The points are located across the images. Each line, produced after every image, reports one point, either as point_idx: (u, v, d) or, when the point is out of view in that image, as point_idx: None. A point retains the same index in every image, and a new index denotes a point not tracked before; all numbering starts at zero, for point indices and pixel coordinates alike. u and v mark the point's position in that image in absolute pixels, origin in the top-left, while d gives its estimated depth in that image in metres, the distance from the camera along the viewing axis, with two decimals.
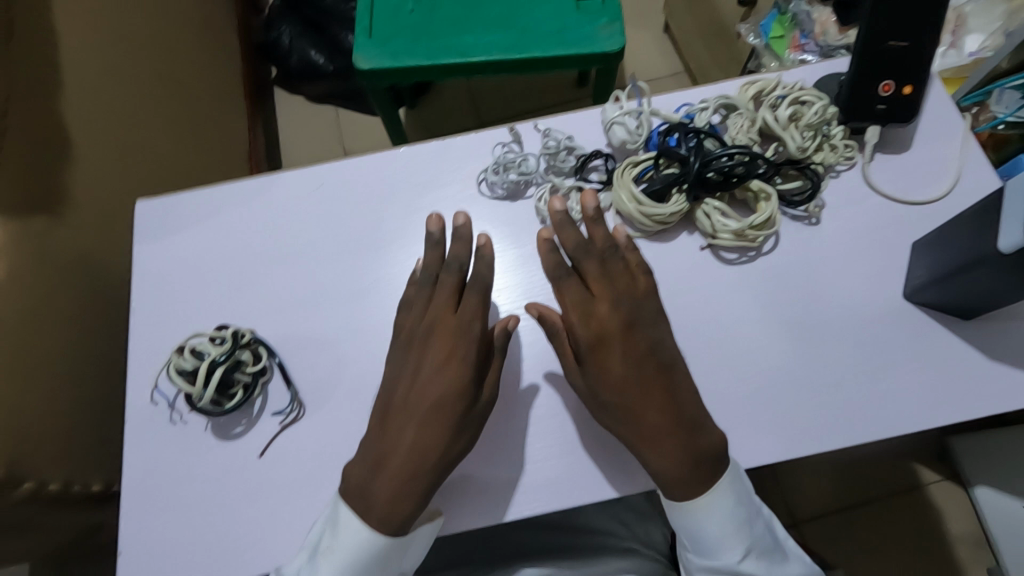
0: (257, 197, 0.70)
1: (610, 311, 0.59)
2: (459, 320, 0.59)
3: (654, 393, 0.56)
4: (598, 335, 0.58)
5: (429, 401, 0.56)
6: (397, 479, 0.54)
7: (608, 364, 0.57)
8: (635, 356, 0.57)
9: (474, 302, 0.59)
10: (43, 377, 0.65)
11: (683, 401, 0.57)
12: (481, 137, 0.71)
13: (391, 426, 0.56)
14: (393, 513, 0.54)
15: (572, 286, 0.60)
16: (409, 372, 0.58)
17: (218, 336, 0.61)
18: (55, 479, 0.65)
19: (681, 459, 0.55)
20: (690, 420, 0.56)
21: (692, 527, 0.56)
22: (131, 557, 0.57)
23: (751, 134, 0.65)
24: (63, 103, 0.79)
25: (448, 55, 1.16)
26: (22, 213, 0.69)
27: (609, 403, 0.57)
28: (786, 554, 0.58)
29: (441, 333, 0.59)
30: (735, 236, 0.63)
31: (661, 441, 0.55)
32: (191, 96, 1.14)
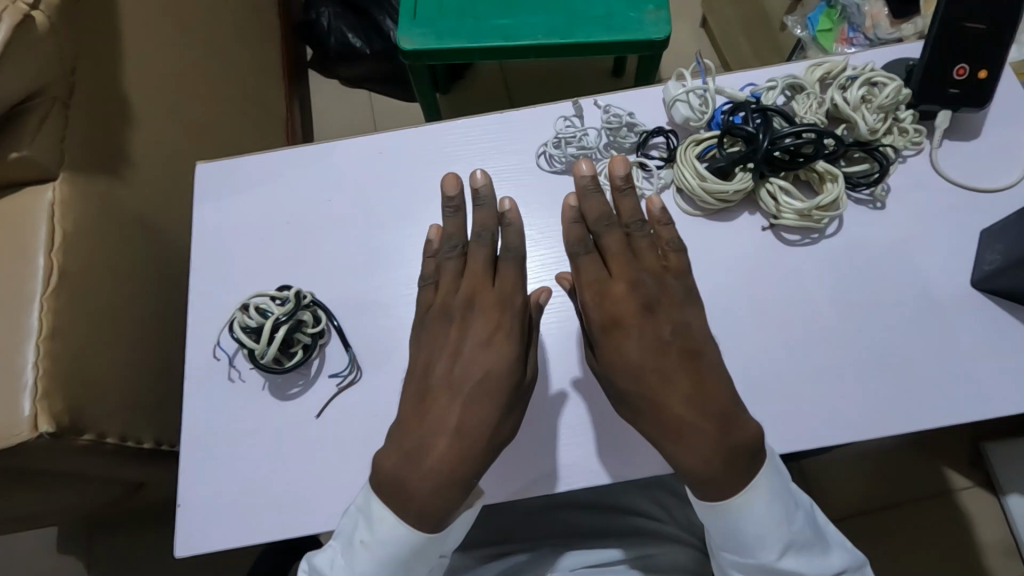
0: (316, 164, 0.70)
1: (628, 292, 0.56)
2: (500, 292, 0.57)
3: (676, 379, 0.53)
4: (614, 318, 0.55)
5: (474, 381, 0.53)
6: (443, 466, 0.51)
7: (624, 348, 0.54)
8: (653, 340, 0.54)
9: (509, 277, 0.58)
10: (98, 331, 0.66)
11: (713, 386, 0.53)
12: (542, 111, 0.71)
13: (434, 406, 0.53)
14: (438, 503, 0.50)
15: (590, 264, 0.57)
16: (447, 350, 0.55)
17: (281, 297, 0.62)
18: (112, 432, 0.66)
19: (708, 453, 0.51)
20: (725, 410, 0.52)
21: (723, 528, 0.53)
22: (190, 510, 0.58)
23: (820, 114, 0.64)
24: (123, 66, 0.80)
25: (491, 38, 1.15)
26: (88, 171, 0.69)
27: (627, 391, 0.54)
28: (828, 543, 0.54)
29: (484, 309, 0.56)
30: (799, 216, 0.62)
31: (684, 431, 0.51)
32: (237, 71, 1.15)
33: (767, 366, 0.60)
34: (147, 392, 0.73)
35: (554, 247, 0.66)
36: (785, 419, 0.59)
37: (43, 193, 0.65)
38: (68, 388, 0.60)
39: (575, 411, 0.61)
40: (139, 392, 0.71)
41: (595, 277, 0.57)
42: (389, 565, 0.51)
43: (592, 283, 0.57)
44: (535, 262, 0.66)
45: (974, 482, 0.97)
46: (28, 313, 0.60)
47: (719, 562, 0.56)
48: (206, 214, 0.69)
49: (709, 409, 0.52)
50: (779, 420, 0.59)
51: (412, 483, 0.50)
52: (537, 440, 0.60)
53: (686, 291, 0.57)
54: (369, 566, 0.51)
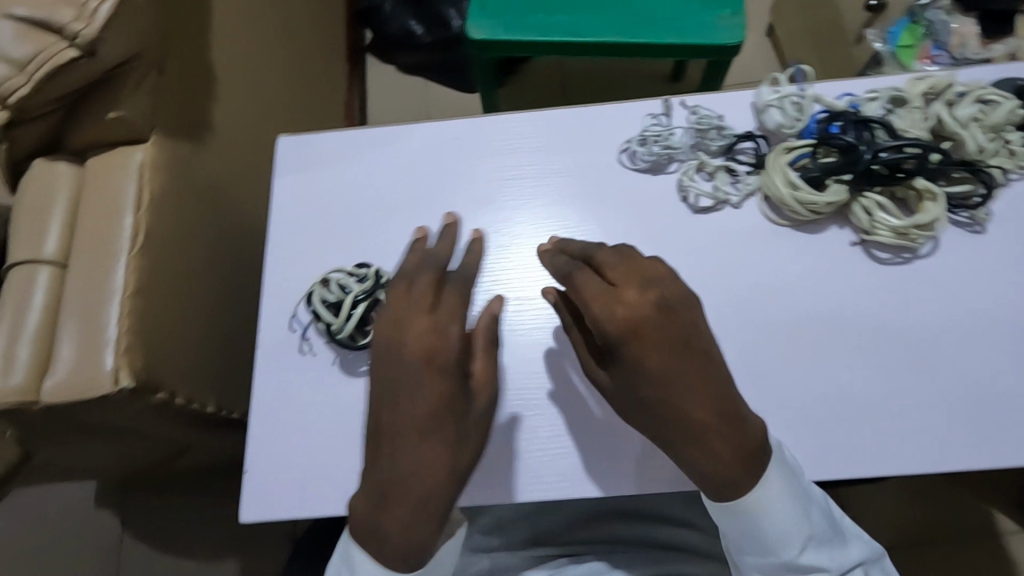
0: (395, 144, 0.70)
1: (640, 296, 0.51)
2: (436, 320, 0.52)
3: (699, 382, 0.50)
4: (633, 326, 0.50)
5: (437, 400, 0.51)
6: (428, 485, 0.50)
7: (647, 358, 0.50)
8: (671, 343, 0.50)
9: (454, 298, 0.54)
10: (174, 294, 0.67)
11: (722, 394, 0.51)
12: (629, 108, 0.70)
13: (402, 426, 0.50)
14: (416, 524, 0.50)
15: (587, 278, 0.53)
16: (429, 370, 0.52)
17: (360, 274, 0.62)
18: (181, 393, 0.67)
19: (728, 454, 0.50)
20: (719, 419, 0.50)
21: (740, 534, 0.53)
22: (258, 475, 0.59)
23: (923, 129, 0.61)
24: (210, 37, 0.81)
25: (559, 33, 1.14)
26: (174, 135, 0.70)
27: (649, 397, 0.51)
28: (845, 536, 0.54)
29: (457, 321, 0.53)
30: (894, 234, 0.60)
31: (708, 433, 0.50)
32: (307, 51, 1.16)
33: (842, 385, 0.59)
34: (213, 357, 0.74)
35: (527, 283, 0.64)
36: (856, 441, 0.57)
37: (133, 154, 0.66)
38: (147, 346, 0.61)
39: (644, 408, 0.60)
40: (204, 357, 0.72)
41: (599, 289, 0.52)
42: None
43: (599, 297, 0.51)
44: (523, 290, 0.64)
45: None
46: (115, 271, 0.61)
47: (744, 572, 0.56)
48: (285, 187, 0.70)
49: (722, 428, 0.50)
50: (850, 441, 0.57)
51: (388, 500, 0.50)
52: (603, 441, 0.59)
53: (683, 297, 0.52)
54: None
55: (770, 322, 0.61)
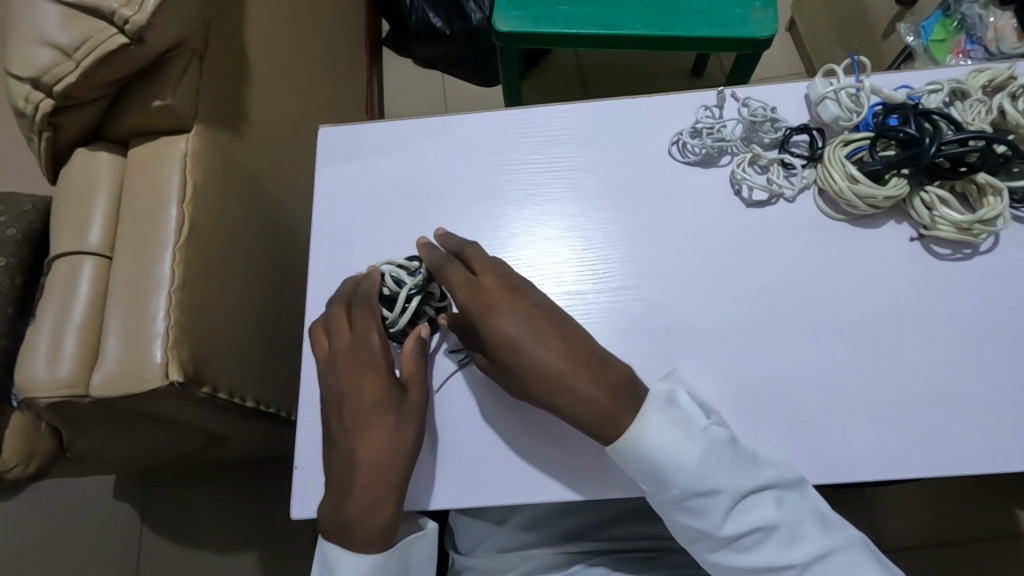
0: (439, 136, 0.69)
1: (494, 281, 0.56)
2: (356, 340, 0.56)
3: (557, 346, 0.53)
4: (487, 305, 0.54)
5: (368, 385, 0.55)
6: (378, 465, 0.52)
7: (499, 326, 0.53)
8: (527, 314, 0.54)
9: (362, 312, 0.57)
10: (217, 286, 0.66)
11: (587, 355, 0.53)
12: (678, 100, 0.69)
13: (359, 425, 0.54)
14: (372, 507, 0.52)
15: (454, 271, 0.57)
16: (361, 364, 0.55)
17: (412, 267, 0.61)
18: (225, 387, 0.66)
19: (609, 409, 0.51)
20: (573, 375, 0.52)
21: (634, 467, 0.52)
22: (308, 471, 0.57)
23: (986, 122, 0.60)
24: (246, 25, 0.79)
25: (589, 26, 1.13)
26: (215, 125, 0.69)
27: (519, 369, 0.53)
28: (754, 460, 0.52)
29: (376, 328, 0.56)
30: (956, 229, 0.59)
31: (576, 395, 0.52)
32: (333, 42, 1.15)
33: (904, 383, 0.58)
34: (255, 350, 0.73)
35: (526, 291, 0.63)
36: (922, 439, 0.56)
37: (176, 143, 0.65)
38: (194, 338, 0.60)
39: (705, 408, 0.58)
40: (246, 350, 0.71)
41: (462, 278, 0.56)
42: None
43: (465, 286, 0.56)
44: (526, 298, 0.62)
45: None
46: (161, 261, 0.60)
47: (660, 513, 0.54)
48: (326, 178, 0.68)
49: (585, 383, 0.52)
50: (916, 440, 0.56)
51: (348, 488, 0.52)
52: None
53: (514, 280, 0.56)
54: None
55: (830, 318, 0.60)
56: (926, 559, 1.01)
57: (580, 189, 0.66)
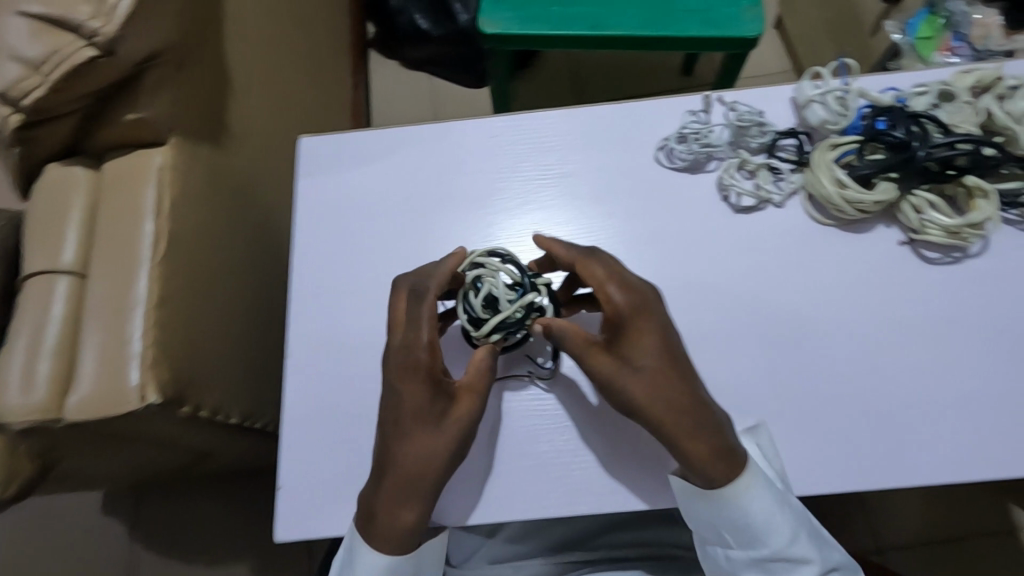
0: (424, 144, 0.68)
1: (630, 286, 0.53)
2: (410, 339, 0.52)
3: (679, 370, 0.51)
4: (632, 311, 0.52)
5: (410, 385, 0.51)
6: (418, 474, 0.50)
7: (647, 338, 0.51)
8: (669, 334, 0.52)
9: (424, 311, 0.52)
10: (201, 303, 0.64)
11: (692, 381, 0.51)
12: (664, 105, 0.68)
13: (402, 431, 0.50)
14: (399, 509, 0.50)
15: (587, 268, 0.54)
16: (407, 370, 0.51)
17: (514, 291, 0.56)
18: (208, 406, 0.65)
19: (710, 443, 0.49)
20: (680, 413, 0.49)
21: (726, 524, 0.51)
22: (291, 492, 0.56)
23: (974, 125, 0.60)
24: (226, 32, 0.78)
25: (577, 27, 1.11)
26: (194, 137, 0.67)
27: (642, 382, 0.50)
28: (829, 540, 0.53)
29: (429, 331, 0.52)
30: (946, 233, 0.58)
31: (690, 415, 0.49)
32: (318, 47, 1.13)
33: (898, 390, 0.57)
34: (241, 367, 0.71)
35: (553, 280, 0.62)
36: (918, 448, 0.55)
37: (153, 156, 0.63)
38: (174, 357, 0.58)
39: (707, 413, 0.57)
40: (232, 368, 0.69)
41: (591, 276, 0.53)
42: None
43: (592, 280, 0.53)
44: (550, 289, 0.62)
45: None
46: (137, 279, 0.58)
47: (724, 567, 0.53)
48: (309, 190, 0.67)
49: (695, 424, 0.49)
50: (910, 448, 0.55)
51: (376, 485, 0.51)
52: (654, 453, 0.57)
53: (645, 297, 0.53)
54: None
55: (823, 325, 0.59)
56: (924, 558, 1.01)
57: (576, 195, 0.65)
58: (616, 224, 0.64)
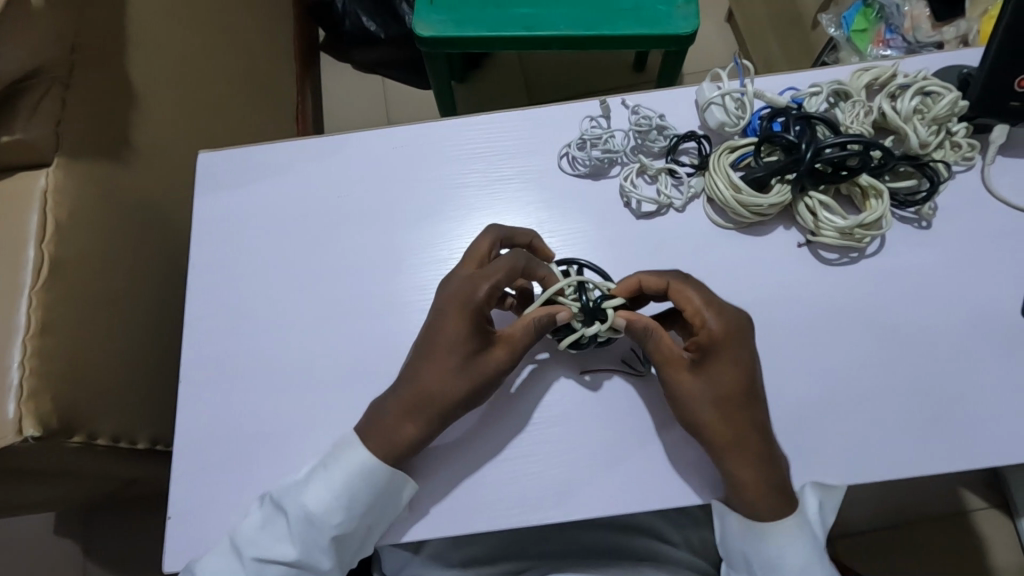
0: (329, 156, 0.66)
1: (733, 316, 0.53)
2: (492, 273, 0.53)
3: (750, 401, 0.51)
4: (723, 340, 0.52)
5: (458, 314, 0.52)
6: (431, 396, 0.51)
7: (730, 368, 0.51)
8: (748, 367, 0.52)
9: (505, 262, 0.53)
10: (99, 327, 0.63)
11: (762, 415, 0.51)
12: (568, 110, 0.67)
13: (437, 359, 0.52)
14: (405, 421, 0.52)
15: (680, 289, 0.53)
16: (458, 302, 0.52)
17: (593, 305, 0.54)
18: (107, 434, 0.64)
19: (760, 472, 0.50)
20: (741, 437, 0.50)
21: (759, 559, 0.51)
22: (183, 521, 0.55)
23: (865, 125, 0.60)
24: (130, 43, 0.75)
25: (513, 28, 1.02)
26: (87, 155, 0.65)
27: (705, 404, 0.51)
28: None
29: (494, 278, 0.52)
30: (840, 234, 0.58)
31: (748, 442, 0.50)
32: (253, 53, 1.11)
33: (799, 392, 0.56)
34: (149, 390, 0.70)
35: None
36: (817, 450, 0.54)
37: (36, 178, 0.61)
38: (59, 387, 0.57)
39: (601, 422, 0.56)
40: (137, 392, 0.68)
41: (688, 296, 0.53)
42: (357, 500, 0.51)
43: (686, 301, 0.53)
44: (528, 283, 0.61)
45: (988, 503, 1.03)
46: (16, 308, 0.57)
47: None
48: (208, 207, 0.65)
49: (748, 452, 0.50)
50: (810, 451, 0.55)
51: (392, 396, 0.53)
52: (550, 466, 0.55)
53: (738, 328, 0.52)
54: (334, 508, 0.51)
55: None
56: (876, 544, 1.01)
57: (498, 202, 0.64)
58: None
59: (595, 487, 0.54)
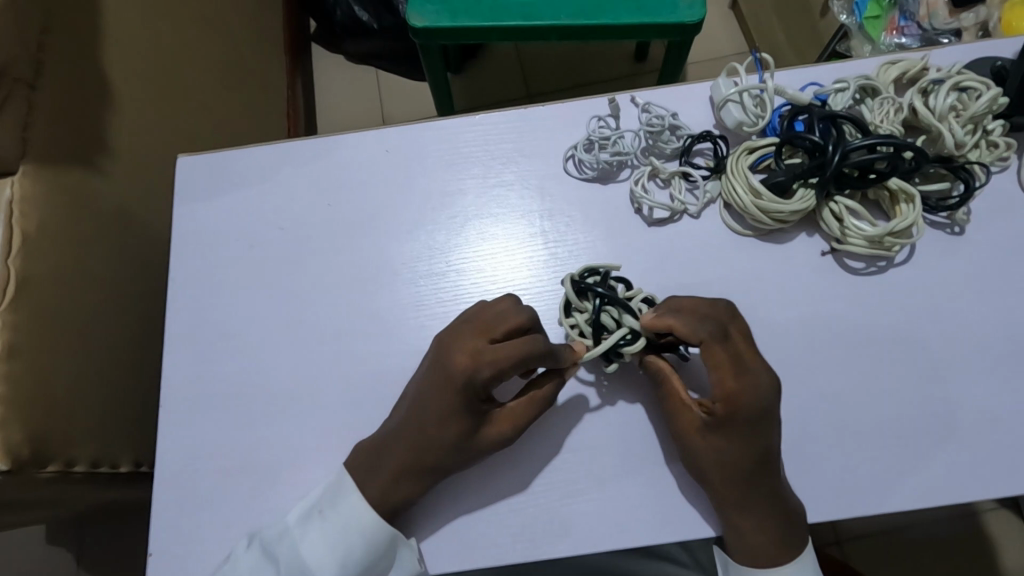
0: (317, 160, 0.62)
1: (758, 394, 0.46)
2: (488, 357, 0.47)
3: (755, 477, 0.47)
4: (736, 418, 0.46)
5: (453, 389, 0.48)
6: (405, 460, 0.49)
7: (739, 445, 0.47)
8: (759, 447, 0.47)
9: (505, 349, 0.47)
10: (71, 349, 0.60)
11: (768, 489, 0.47)
12: (573, 109, 0.63)
13: (431, 440, 0.49)
14: (400, 483, 0.49)
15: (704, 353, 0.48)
16: (448, 378, 0.48)
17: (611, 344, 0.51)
18: (83, 460, 0.61)
19: (759, 532, 0.48)
20: (738, 499, 0.48)
21: None
22: (163, 558, 0.51)
23: (897, 122, 0.56)
24: (103, 36, 0.69)
25: (509, 17, 0.97)
26: (57, 162, 0.60)
27: (705, 470, 0.48)
28: None
29: (491, 364, 0.47)
30: (868, 242, 0.54)
31: (750, 503, 0.48)
32: (239, 45, 1.05)
33: (822, 414, 0.52)
34: (125, 410, 0.67)
35: (546, 277, 0.58)
36: (844, 475, 0.51)
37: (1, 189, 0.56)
38: (29, 415, 0.54)
39: (612, 447, 0.52)
40: (112, 414, 0.65)
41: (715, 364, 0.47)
42: (353, 554, 0.49)
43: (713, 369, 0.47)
44: (537, 299, 0.57)
45: (998, 504, 0.99)
46: None
47: None
48: (188, 215, 0.61)
49: (750, 512, 0.48)
50: (836, 476, 0.51)
51: (378, 438, 0.50)
52: (559, 496, 0.51)
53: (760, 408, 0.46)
54: (329, 563, 0.49)
55: None
56: (885, 548, 0.98)
57: (496, 211, 0.60)
58: (535, 244, 0.59)
59: (607, 517, 0.50)
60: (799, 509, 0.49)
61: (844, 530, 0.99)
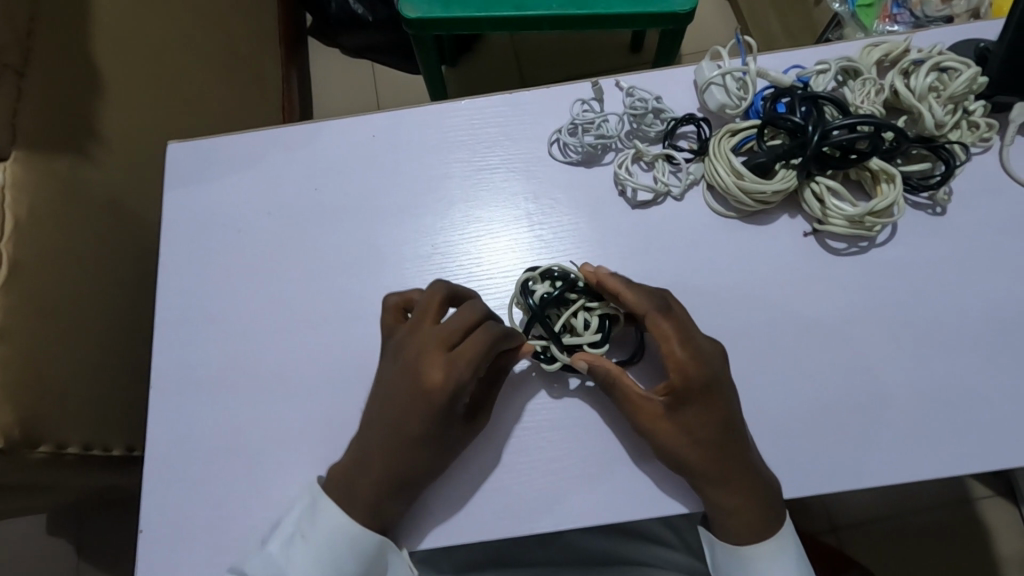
0: (304, 146, 0.63)
1: (706, 359, 0.49)
2: (456, 359, 0.48)
3: (730, 449, 0.48)
4: (693, 389, 0.48)
5: (428, 399, 0.49)
6: (385, 443, 0.49)
7: (706, 419, 0.48)
8: (722, 417, 0.48)
9: (474, 346, 0.48)
10: (62, 333, 0.60)
11: (747, 464, 0.48)
12: (558, 93, 0.63)
13: (414, 450, 0.49)
14: (378, 466, 0.49)
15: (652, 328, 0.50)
16: (420, 388, 0.49)
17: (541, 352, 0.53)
18: (76, 442, 0.62)
19: (742, 508, 0.49)
20: (719, 474, 0.48)
21: None
22: (153, 535, 0.52)
23: (877, 103, 0.56)
24: (93, 25, 0.70)
25: (502, 8, 0.97)
26: (46, 149, 0.61)
27: (687, 457, 0.48)
28: None
29: (464, 365, 0.48)
30: (848, 223, 0.55)
31: (729, 479, 0.48)
32: (232, 38, 1.05)
33: (802, 392, 0.53)
34: (118, 395, 0.68)
35: (531, 258, 0.58)
36: (824, 451, 0.51)
37: None
38: (21, 396, 0.55)
39: (593, 425, 0.53)
40: (105, 399, 0.66)
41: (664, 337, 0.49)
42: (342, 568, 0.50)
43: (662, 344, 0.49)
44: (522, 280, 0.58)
45: (993, 492, 0.99)
46: None
47: None
48: (177, 201, 0.62)
49: (732, 487, 0.48)
50: (815, 453, 0.51)
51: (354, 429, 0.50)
52: (541, 473, 0.52)
53: (712, 372, 0.48)
54: None
55: (723, 325, 0.55)
56: (880, 535, 0.98)
57: (485, 195, 0.61)
58: (521, 227, 0.59)
59: (588, 493, 0.51)
60: (774, 485, 0.50)
61: (838, 518, 0.99)
